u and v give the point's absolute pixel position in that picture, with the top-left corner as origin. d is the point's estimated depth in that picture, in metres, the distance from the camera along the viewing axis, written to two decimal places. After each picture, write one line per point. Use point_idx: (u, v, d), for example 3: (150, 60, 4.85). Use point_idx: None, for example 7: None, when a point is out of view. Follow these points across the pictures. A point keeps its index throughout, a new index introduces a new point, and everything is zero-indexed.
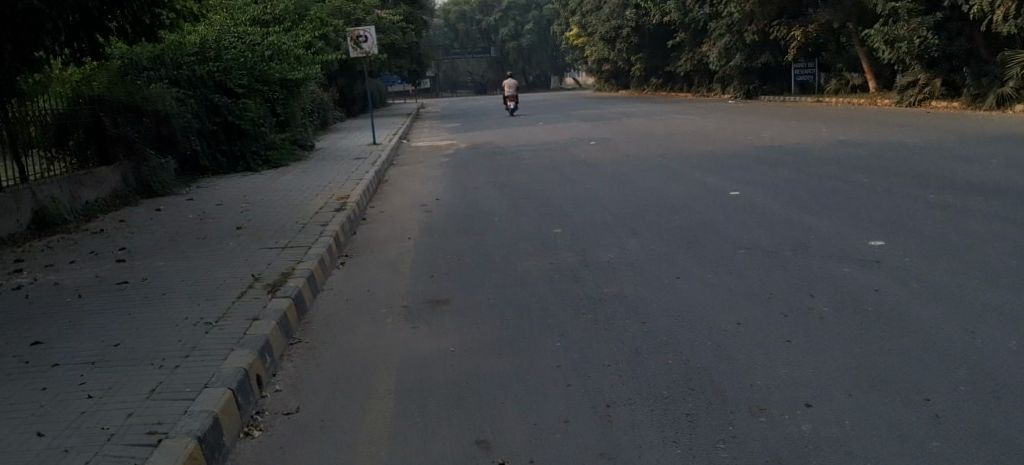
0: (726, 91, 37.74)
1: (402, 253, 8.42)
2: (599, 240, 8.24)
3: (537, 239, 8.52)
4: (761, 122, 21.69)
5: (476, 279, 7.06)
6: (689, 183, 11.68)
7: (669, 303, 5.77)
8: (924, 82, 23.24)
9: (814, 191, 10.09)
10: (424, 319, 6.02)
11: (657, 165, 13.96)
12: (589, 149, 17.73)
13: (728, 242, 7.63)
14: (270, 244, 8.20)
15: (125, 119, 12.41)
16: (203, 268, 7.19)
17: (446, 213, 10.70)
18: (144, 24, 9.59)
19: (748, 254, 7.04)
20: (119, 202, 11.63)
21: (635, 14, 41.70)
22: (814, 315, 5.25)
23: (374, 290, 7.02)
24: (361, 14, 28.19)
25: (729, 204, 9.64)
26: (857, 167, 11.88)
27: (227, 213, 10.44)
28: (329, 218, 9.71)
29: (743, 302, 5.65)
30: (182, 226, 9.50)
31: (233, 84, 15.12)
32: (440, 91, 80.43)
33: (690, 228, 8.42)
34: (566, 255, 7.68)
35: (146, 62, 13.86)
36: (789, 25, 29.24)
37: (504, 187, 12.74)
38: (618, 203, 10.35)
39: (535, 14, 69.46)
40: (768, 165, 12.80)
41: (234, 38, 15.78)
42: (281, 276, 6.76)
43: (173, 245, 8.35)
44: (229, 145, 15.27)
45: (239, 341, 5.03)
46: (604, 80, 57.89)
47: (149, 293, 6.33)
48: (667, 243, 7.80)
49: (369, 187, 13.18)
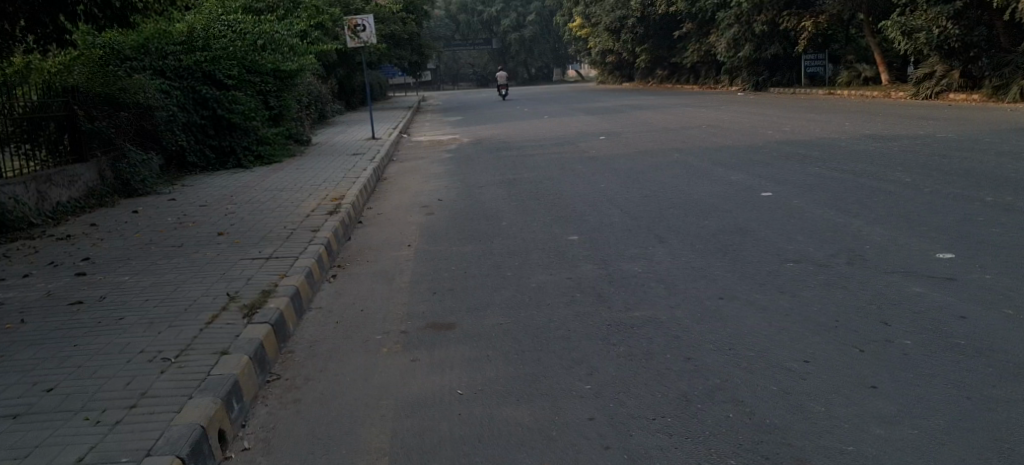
0: (732, 83, 36.74)
1: (401, 264, 7.52)
2: (620, 249, 7.33)
3: (552, 248, 7.61)
4: (775, 115, 20.78)
5: (487, 297, 6.17)
6: (712, 181, 10.81)
7: (715, 334, 4.88)
8: (941, 74, 22.46)
9: (853, 191, 9.18)
10: (426, 350, 5.13)
11: (674, 162, 13.05)
12: (598, 143, 16.86)
13: (770, 252, 6.72)
14: (252, 254, 7.30)
15: (100, 112, 11.66)
16: (171, 284, 6.30)
17: (450, 216, 9.80)
18: (115, 8, 8.67)
19: (797, 269, 6.14)
20: (95, 202, 10.78)
21: (640, 5, 40.62)
22: (897, 350, 4.35)
23: (369, 310, 6.13)
24: (360, 5, 27.26)
25: (761, 207, 8.74)
26: (893, 164, 10.97)
27: (209, 216, 9.54)
28: (320, 222, 8.83)
29: (806, 332, 4.74)
30: (157, 231, 8.65)
31: (222, 75, 14.16)
32: (443, 84, 79.39)
33: (723, 236, 7.52)
34: (587, 268, 6.77)
35: (129, 50, 13.14)
36: (800, 15, 28.35)
37: (512, 186, 11.87)
38: (638, 205, 9.45)
39: (538, 5, 68.46)
40: (793, 162, 11.93)
41: (223, 27, 14.84)
42: (261, 295, 5.86)
43: (142, 255, 7.46)
44: (218, 139, 14.34)
45: (199, 386, 4.19)
46: (607, 72, 56.86)
47: (103, 318, 5.44)
48: (700, 254, 6.90)
49: (366, 185, 12.29)
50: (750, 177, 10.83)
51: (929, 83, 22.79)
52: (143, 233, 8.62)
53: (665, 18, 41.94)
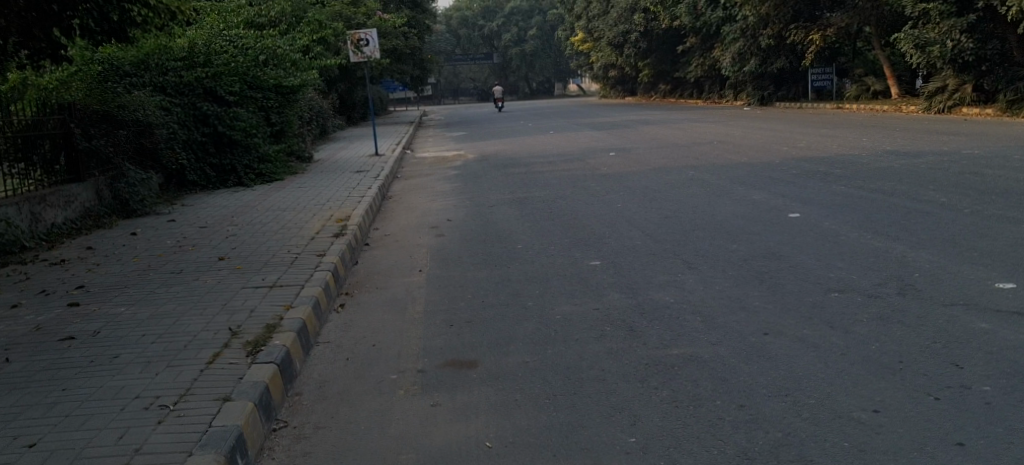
0: (737, 97, 36.36)
1: (413, 291, 7.09)
2: (648, 275, 6.92)
3: (574, 274, 7.18)
4: (787, 129, 20.35)
5: (509, 331, 5.73)
6: (734, 200, 10.39)
7: (767, 375, 4.47)
8: (953, 88, 22.06)
9: (886, 212, 8.74)
10: (448, 391, 4.69)
11: (690, 180, 12.65)
12: (608, 160, 16.45)
13: (811, 280, 6.30)
14: (255, 282, 6.85)
15: (97, 130, 11.22)
16: (170, 316, 5.86)
17: (461, 238, 9.39)
18: (112, 22, 8.29)
19: (842, 299, 5.71)
20: (91, 223, 10.38)
21: (642, 19, 40.23)
22: (977, 399, 3.97)
23: (381, 344, 5.70)
24: (361, 19, 26.92)
25: (789, 229, 8.31)
26: (923, 182, 10.54)
27: (210, 239, 9.10)
28: (325, 245, 8.40)
29: (868, 375, 4.35)
30: (154, 255, 8.21)
31: (223, 91, 13.75)
32: (444, 99, 79.18)
33: (756, 261, 7.08)
34: (614, 298, 6.33)
35: (131, 66, 13.08)
36: (806, 29, 27.89)
37: (524, 205, 11.46)
38: (659, 227, 9.01)
39: (539, 20, 68.28)
40: (815, 180, 11.51)
41: (224, 42, 14.50)
42: (265, 330, 5.41)
43: (138, 283, 7.01)
44: (218, 157, 13.93)
45: (202, 440, 3.77)
46: (609, 86, 56.51)
47: (95, 356, 4.98)
48: (735, 282, 6.46)
49: (372, 204, 11.88)
50: (773, 196, 10.40)
51: (941, 96, 22.46)
52: (141, 257, 8.18)
53: (668, 32, 41.59)
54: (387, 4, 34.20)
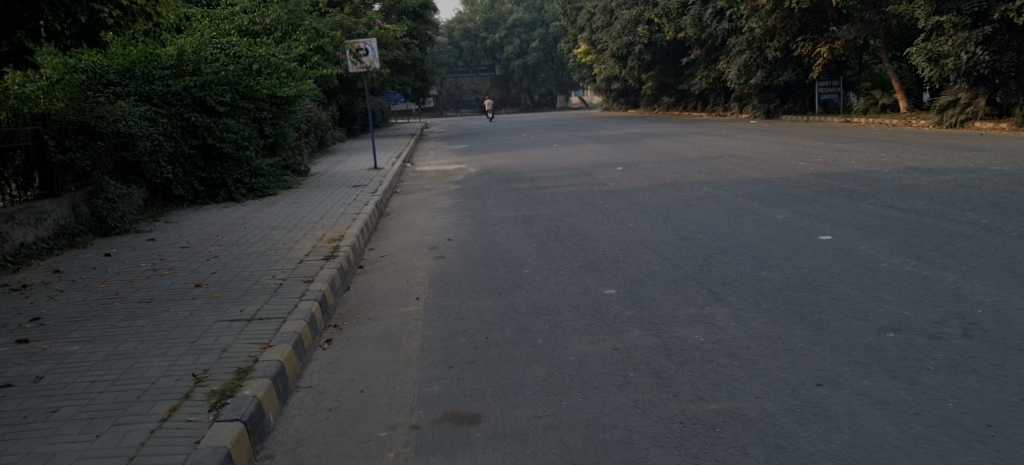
0: (743, 110, 35.62)
1: (409, 324, 6.34)
2: (672, 308, 6.18)
3: (589, 306, 6.43)
4: (799, 144, 19.64)
5: (517, 376, 4.99)
6: (755, 220, 9.66)
7: (828, 440, 3.77)
8: (966, 102, 21.33)
9: (925, 235, 7.99)
10: (444, 457, 3.95)
11: (704, 196, 11.92)
12: (616, 175, 15.72)
13: (860, 315, 5.57)
14: (231, 314, 6.13)
15: (74, 141, 10.50)
16: (127, 359, 5.14)
17: (463, 260, 8.64)
18: (83, 24, 7.59)
19: (901, 342, 4.96)
20: (65, 242, 9.68)
21: (646, 31, 39.62)
22: None
23: (370, 391, 4.97)
24: (362, 29, 26.26)
25: (822, 254, 7.56)
26: (957, 201, 9.82)
27: (189, 262, 8.39)
28: (315, 270, 7.66)
29: (952, 442, 3.65)
30: (125, 281, 7.50)
31: (213, 101, 13.07)
32: (446, 111, 78.57)
33: (792, 292, 6.33)
34: (636, 335, 5.59)
35: (115, 75, 12.45)
36: (814, 41, 27.16)
37: (529, 224, 10.73)
38: (677, 250, 8.27)
39: (540, 32, 67.66)
40: (839, 198, 10.78)
41: (215, 50, 13.84)
42: (234, 377, 4.68)
43: (102, 314, 6.31)
44: (208, 171, 13.19)
45: None
46: (612, 99, 55.80)
47: (30, 410, 4.35)
48: (772, 317, 5.71)
49: (368, 222, 11.15)
50: (798, 215, 9.68)
51: (952, 111, 21.71)
52: (110, 283, 7.45)
53: (672, 43, 40.92)
54: (389, 15, 33.75)
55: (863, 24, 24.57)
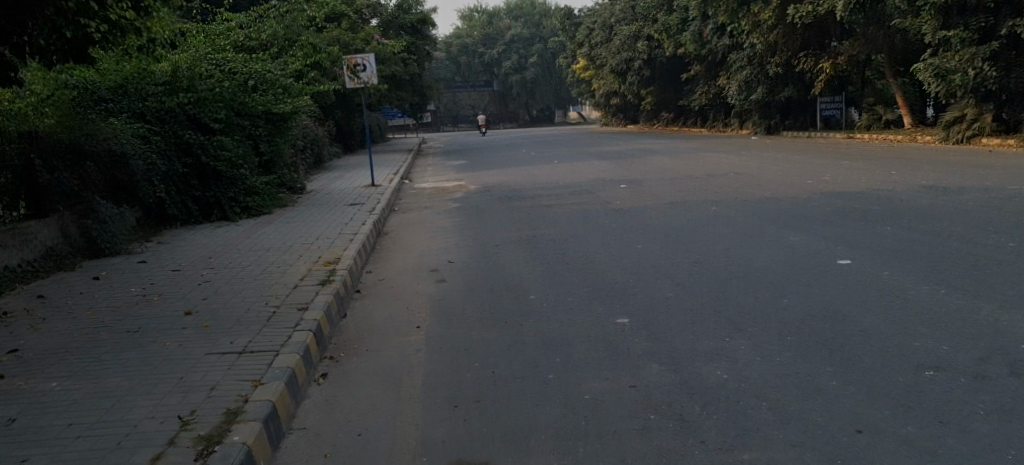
0: (743, 126, 35.33)
1: (410, 356, 5.99)
2: (689, 339, 5.83)
3: (600, 336, 6.09)
4: (805, 161, 19.33)
5: (528, 417, 4.63)
6: (768, 241, 9.34)
7: None
8: (972, 117, 20.90)
9: (950, 260, 7.67)
10: None
11: (713, 216, 11.59)
12: (620, 192, 15.40)
13: (891, 350, 5.25)
14: (222, 346, 5.76)
15: (63, 161, 10.15)
16: (108, 397, 4.76)
17: (466, 285, 8.30)
18: (69, 39, 7.23)
19: (942, 385, 4.61)
20: (53, 264, 9.32)
21: (646, 46, 39.37)
22: None
23: (369, 434, 4.60)
24: (358, 45, 26.08)
25: (843, 279, 7.23)
26: (977, 223, 9.51)
27: (180, 287, 8.02)
28: (310, 296, 7.30)
29: None
30: (112, 308, 7.13)
31: (208, 118, 12.73)
32: (444, 126, 78.32)
33: (816, 323, 5.97)
34: (653, 369, 5.25)
35: (107, 92, 11.97)
36: (816, 57, 26.86)
37: (533, 245, 10.39)
38: (689, 275, 7.91)
39: (539, 47, 67.50)
40: (854, 219, 10.45)
41: (211, 66, 13.50)
42: (223, 420, 4.32)
43: (85, 345, 5.94)
44: (202, 190, 12.84)
45: None
46: (611, 114, 55.57)
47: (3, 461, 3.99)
48: (797, 350, 5.38)
49: (366, 243, 10.80)
50: (812, 237, 9.35)
51: (958, 127, 21.29)
52: (96, 310, 7.08)
53: (672, 59, 40.68)
54: (388, 30, 33.48)
55: (865, 40, 24.28)
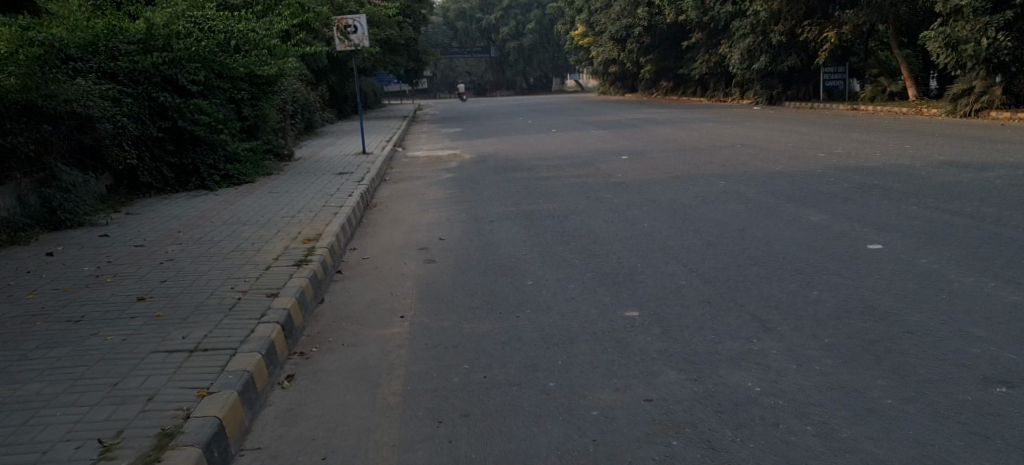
0: (743, 96, 34.36)
1: (390, 355, 5.20)
2: (712, 338, 5.07)
3: (609, 332, 5.33)
4: (812, 133, 18.46)
5: (525, 439, 3.88)
6: (787, 221, 8.59)
7: None
8: (981, 90, 19.84)
9: (994, 246, 6.91)
10: None
11: (721, 192, 10.83)
12: (621, 165, 14.60)
13: (950, 357, 4.50)
14: (173, 342, 4.99)
15: (22, 123, 9.27)
16: (28, 408, 4.02)
17: (457, 267, 7.51)
18: None
19: (1020, 406, 3.87)
20: (5, 236, 8.51)
21: (646, 13, 38.26)
22: None
23: (334, 458, 3.85)
24: (354, 6, 25.07)
25: (877, 267, 6.48)
26: (1012, 203, 8.75)
27: (141, 265, 7.25)
28: (281, 280, 6.50)
29: None
30: (59, 290, 6.36)
31: (184, 79, 11.79)
32: (440, 93, 77.00)
33: (856, 321, 5.21)
34: (674, 376, 4.50)
35: (76, 50, 11.17)
36: (821, 25, 25.84)
37: (530, 221, 9.60)
38: (704, 259, 7.15)
39: (536, 13, 66.06)
40: (874, 197, 9.68)
41: (190, 24, 12.38)
42: (155, 445, 3.60)
43: (18, 337, 5.18)
44: (179, 156, 11.99)
45: None
46: (608, 82, 54.42)
47: None
48: (841, 355, 4.64)
49: (351, 217, 9.99)
50: (833, 218, 8.59)
51: (967, 99, 20.22)
52: (39, 294, 6.29)
53: (672, 26, 39.49)
54: None
55: (871, 9, 23.27)
